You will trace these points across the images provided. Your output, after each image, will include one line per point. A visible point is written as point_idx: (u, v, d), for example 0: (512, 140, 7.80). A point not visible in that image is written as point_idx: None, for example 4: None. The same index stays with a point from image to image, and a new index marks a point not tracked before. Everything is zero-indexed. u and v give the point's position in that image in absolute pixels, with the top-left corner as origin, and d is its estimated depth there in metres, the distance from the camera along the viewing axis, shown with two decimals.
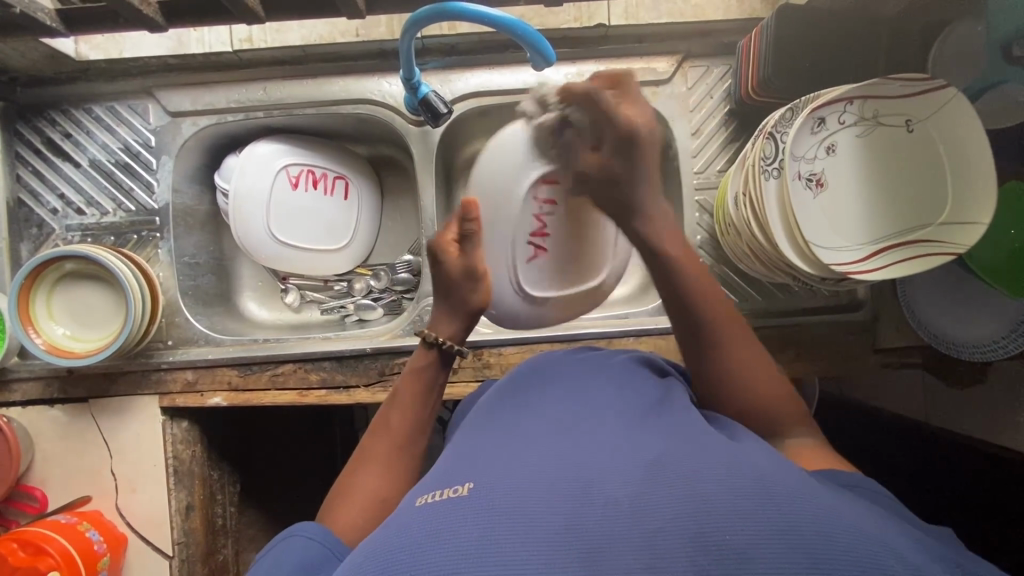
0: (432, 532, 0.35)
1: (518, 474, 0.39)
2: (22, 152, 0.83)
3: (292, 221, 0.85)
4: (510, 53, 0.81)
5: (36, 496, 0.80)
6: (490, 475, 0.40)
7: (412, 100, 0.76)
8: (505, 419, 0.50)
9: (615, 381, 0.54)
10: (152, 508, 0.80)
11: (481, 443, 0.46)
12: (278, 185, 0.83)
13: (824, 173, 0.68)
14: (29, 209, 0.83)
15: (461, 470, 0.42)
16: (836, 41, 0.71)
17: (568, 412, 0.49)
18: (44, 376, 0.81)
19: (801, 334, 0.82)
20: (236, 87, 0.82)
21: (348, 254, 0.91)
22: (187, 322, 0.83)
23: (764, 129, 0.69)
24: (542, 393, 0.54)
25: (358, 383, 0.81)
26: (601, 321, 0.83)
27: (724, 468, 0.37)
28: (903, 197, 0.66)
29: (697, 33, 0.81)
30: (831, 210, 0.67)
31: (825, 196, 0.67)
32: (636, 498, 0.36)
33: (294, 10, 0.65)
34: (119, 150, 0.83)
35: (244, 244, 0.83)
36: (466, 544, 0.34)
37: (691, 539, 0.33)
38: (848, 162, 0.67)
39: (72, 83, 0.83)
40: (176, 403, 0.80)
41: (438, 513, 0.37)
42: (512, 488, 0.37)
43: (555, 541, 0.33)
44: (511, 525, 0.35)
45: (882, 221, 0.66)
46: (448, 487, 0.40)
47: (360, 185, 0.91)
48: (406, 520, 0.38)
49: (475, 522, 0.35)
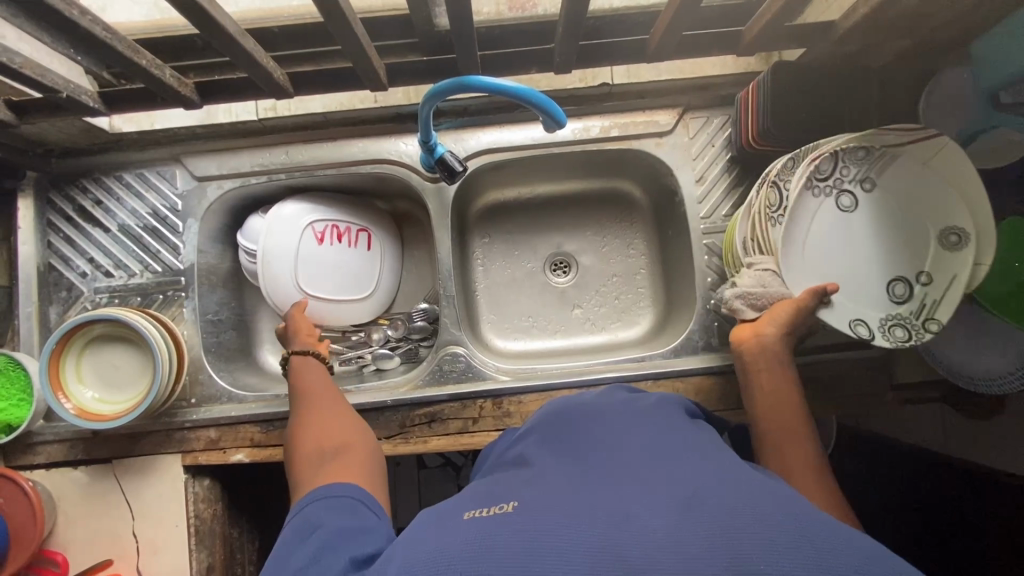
0: (476, 543, 0.38)
1: (554, 502, 0.41)
2: (53, 219, 0.87)
3: (320, 275, 0.88)
4: (521, 111, 0.85)
5: (58, 561, 0.79)
6: (536, 499, 0.42)
7: (428, 159, 0.80)
8: (550, 449, 0.53)
9: (647, 413, 0.56)
10: (173, 570, 0.79)
11: (523, 475, 0.49)
12: (304, 241, 0.86)
13: (879, 211, 0.68)
14: (59, 273, 0.86)
15: (504, 494, 0.45)
16: (832, 90, 0.74)
17: (606, 444, 0.50)
18: (68, 438, 0.82)
19: (813, 373, 0.83)
20: (258, 152, 0.86)
21: (372, 303, 0.93)
22: (210, 380, 0.84)
23: (834, 175, 0.69)
24: (581, 422, 0.56)
25: (379, 435, 0.81)
26: (618, 367, 0.84)
27: (760, 501, 0.39)
28: (976, 245, 0.62)
29: (696, 87, 0.85)
30: (898, 255, 0.67)
31: (890, 243, 0.67)
32: (671, 523, 0.37)
33: (318, 87, 0.70)
34: (147, 214, 0.86)
35: (273, 299, 0.86)
36: (509, 558, 0.36)
37: (727, 562, 0.34)
38: (913, 202, 0.66)
39: (103, 153, 0.87)
40: (199, 461, 0.81)
41: (488, 525, 0.40)
42: (555, 514, 0.40)
43: (593, 557, 0.35)
44: (553, 543, 0.37)
45: (961, 266, 0.63)
46: (495, 504, 0.43)
47: (382, 235, 0.94)
48: (455, 528, 0.41)
49: (520, 536, 0.38)
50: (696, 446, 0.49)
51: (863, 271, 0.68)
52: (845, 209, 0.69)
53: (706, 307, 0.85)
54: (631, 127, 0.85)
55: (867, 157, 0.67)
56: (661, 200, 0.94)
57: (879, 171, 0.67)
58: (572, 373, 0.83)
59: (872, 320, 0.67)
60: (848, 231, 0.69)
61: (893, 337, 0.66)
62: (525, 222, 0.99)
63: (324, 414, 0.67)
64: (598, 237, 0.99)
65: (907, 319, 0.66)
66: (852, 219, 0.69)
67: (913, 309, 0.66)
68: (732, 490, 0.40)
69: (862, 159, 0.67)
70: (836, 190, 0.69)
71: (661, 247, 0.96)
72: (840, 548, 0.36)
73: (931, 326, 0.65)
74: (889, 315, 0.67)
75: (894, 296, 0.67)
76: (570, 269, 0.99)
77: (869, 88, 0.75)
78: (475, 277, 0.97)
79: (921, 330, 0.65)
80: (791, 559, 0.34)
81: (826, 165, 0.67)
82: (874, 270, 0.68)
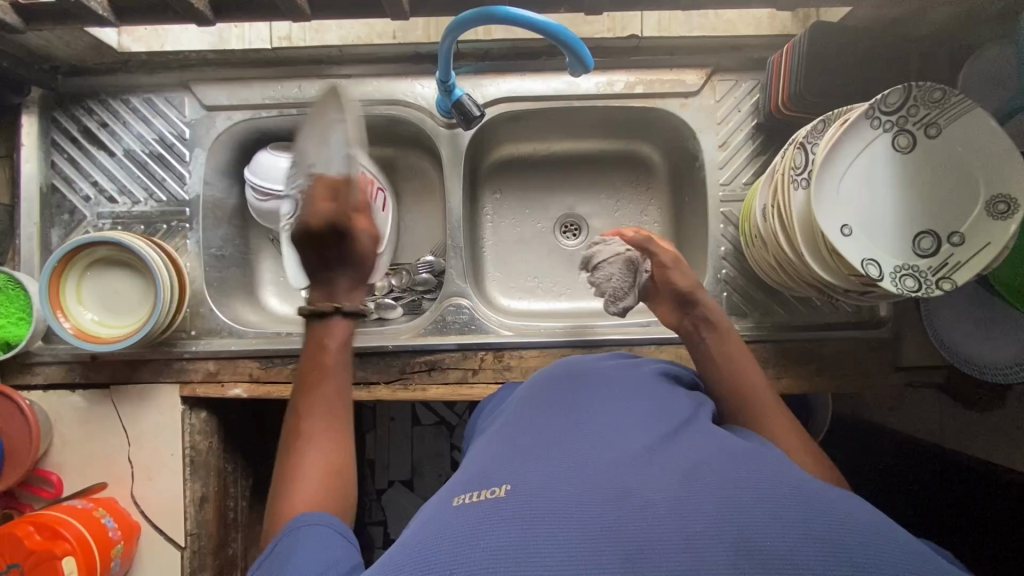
0: (470, 533, 0.37)
1: (552, 478, 0.41)
2: (58, 140, 0.84)
3: None
4: (544, 59, 0.83)
5: (52, 481, 0.80)
6: (527, 480, 0.41)
7: (445, 103, 0.78)
8: (543, 417, 0.51)
9: (644, 390, 0.55)
10: (167, 497, 0.79)
11: (517, 440, 0.47)
12: None
13: (930, 160, 0.65)
14: (62, 196, 0.84)
15: (497, 467, 0.44)
16: (869, 57, 0.71)
17: (605, 417, 0.49)
18: (67, 361, 0.82)
19: (820, 350, 0.82)
20: (271, 84, 0.84)
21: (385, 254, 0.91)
22: (211, 313, 0.83)
23: (900, 113, 0.65)
24: (576, 394, 0.54)
25: (378, 380, 0.81)
26: (623, 329, 0.83)
27: (763, 476, 0.38)
28: (1022, 213, 0.60)
29: (728, 48, 0.82)
30: (934, 211, 0.65)
31: (926, 198, 0.66)
32: (673, 503, 0.37)
33: (338, 12, 0.67)
34: (153, 141, 0.84)
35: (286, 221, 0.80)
36: (508, 542, 0.35)
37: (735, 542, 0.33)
38: (968, 157, 0.64)
39: (111, 74, 0.85)
40: (197, 392, 0.81)
41: (480, 514, 0.38)
42: (551, 499, 0.38)
43: (593, 540, 0.35)
44: (551, 529, 0.36)
45: (997, 233, 0.62)
46: (483, 487, 0.41)
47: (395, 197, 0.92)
48: (444, 519, 0.40)
49: (514, 522, 0.37)
50: (692, 425, 0.48)
51: (894, 221, 0.66)
52: (899, 150, 0.66)
53: (716, 275, 0.84)
54: (656, 85, 0.83)
55: (941, 101, 0.63)
56: (680, 165, 0.92)
57: (947, 121, 0.64)
58: (576, 332, 0.82)
59: (888, 265, 0.64)
60: (890, 174, 0.66)
61: (904, 286, 0.64)
62: (539, 181, 0.97)
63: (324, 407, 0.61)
64: (611, 200, 0.97)
65: (921, 272, 0.64)
66: (901, 163, 0.66)
67: (932, 265, 0.64)
68: (734, 466, 0.40)
69: (935, 102, 0.64)
70: (897, 128, 0.65)
71: (675, 214, 0.94)
72: (846, 514, 0.35)
73: (943, 286, 0.64)
74: (904, 264, 0.65)
75: (918, 249, 0.65)
76: (580, 232, 0.97)
77: (908, 58, 0.72)
78: (483, 233, 0.95)
79: (932, 286, 0.64)
80: (797, 534, 0.34)
81: (896, 96, 0.64)
82: (902, 225, 0.66)
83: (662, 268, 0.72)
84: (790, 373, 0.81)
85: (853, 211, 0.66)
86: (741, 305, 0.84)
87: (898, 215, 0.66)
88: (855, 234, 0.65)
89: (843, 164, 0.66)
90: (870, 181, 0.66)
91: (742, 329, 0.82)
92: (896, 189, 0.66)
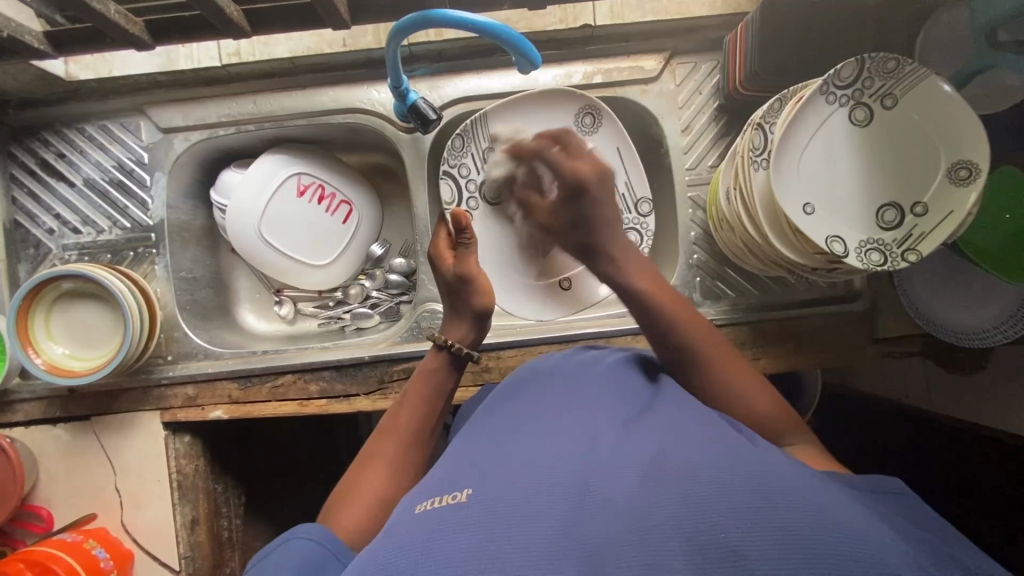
0: (431, 539, 0.36)
1: (510, 475, 0.40)
2: (16, 174, 0.83)
3: (288, 228, 0.86)
4: (498, 56, 0.82)
5: (42, 516, 0.80)
6: (489, 480, 0.40)
7: (400, 109, 0.77)
8: (507, 422, 0.51)
9: (608, 380, 0.54)
10: (157, 523, 0.80)
11: (480, 448, 0.47)
12: (284, 185, 0.84)
13: (889, 131, 0.65)
14: (25, 230, 0.83)
15: (458, 474, 0.43)
16: (822, 30, 0.70)
17: (565, 417, 0.48)
18: (46, 396, 0.81)
19: (797, 328, 0.82)
20: (226, 101, 0.83)
21: (331, 272, 0.90)
22: (185, 337, 0.83)
23: (855, 86, 0.64)
24: (542, 395, 0.54)
25: (358, 392, 0.81)
26: (599, 322, 0.82)
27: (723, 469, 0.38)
28: (982, 179, 0.60)
29: (684, 30, 0.81)
30: (895, 183, 0.65)
31: (886, 171, 0.65)
32: (631, 500, 0.36)
33: (279, 22, 0.66)
34: (112, 168, 0.83)
35: (240, 241, 0.84)
36: (463, 551, 0.34)
37: (692, 541, 0.33)
38: (926, 126, 0.63)
39: (64, 103, 0.84)
40: (178, 417, 0.81)
41: (439, 521, 0.37)
42: (509, 496, 0.38)
43: (549, 542, 0.34)
44: (508, 529, 0.35)
45: (961, 201, 0.61)
46: (449, 492, 0.40)
47: (362, 209, 0.91)
48: (406, 527, 0.39)
49: (468, 529, 0.36)
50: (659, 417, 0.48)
51: (855, 197, 0.66)
52: (857, 124, 0.65)
53: (687, 261, 0.84)
54: (615, 73, 0.82)
55: (895, 71, 0.63)
56: (647, 153, 0.91)
57: (904, 92, 0.63)
58: (553, 329, 0.82)
59: (852, 241, 0.64)
60: (850, 148, 0.66)
61: (869, 261, 0.63)
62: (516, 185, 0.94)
63: (404, 440, 0.61)
64: None
65: (886, 245, 0.64)
66: (860, 136, 0.65)
67: (897, 237, 0.64)
68: (693, 457, 0.39)
69: (890, 73, 0.63)
70: (854, 101, 0.65)
71: None
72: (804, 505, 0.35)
73: (908, 257, 0.63)
74: (869, 239, 0.65)
75: (881, 222, 0.65)
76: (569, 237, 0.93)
77: (864, 27, 0.71)
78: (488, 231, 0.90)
79: (898, 258, 0.63)
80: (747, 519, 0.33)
81: (850, 70, 0.63)
82: (864, 199, 0.66)
83: (566, 173, 0.65)
84: (767, 354, 0.81)
85: (813, 190, 0.66)
86: (715, 289, 0.83)
87: (858, 192, 0.66)
88: (817, 213, 0.65)
89: (803, 142, 0.65)
90: (831, 157, 0.66)
91: (716, 313, 0.82)
92: (856, 164, 0.66)
